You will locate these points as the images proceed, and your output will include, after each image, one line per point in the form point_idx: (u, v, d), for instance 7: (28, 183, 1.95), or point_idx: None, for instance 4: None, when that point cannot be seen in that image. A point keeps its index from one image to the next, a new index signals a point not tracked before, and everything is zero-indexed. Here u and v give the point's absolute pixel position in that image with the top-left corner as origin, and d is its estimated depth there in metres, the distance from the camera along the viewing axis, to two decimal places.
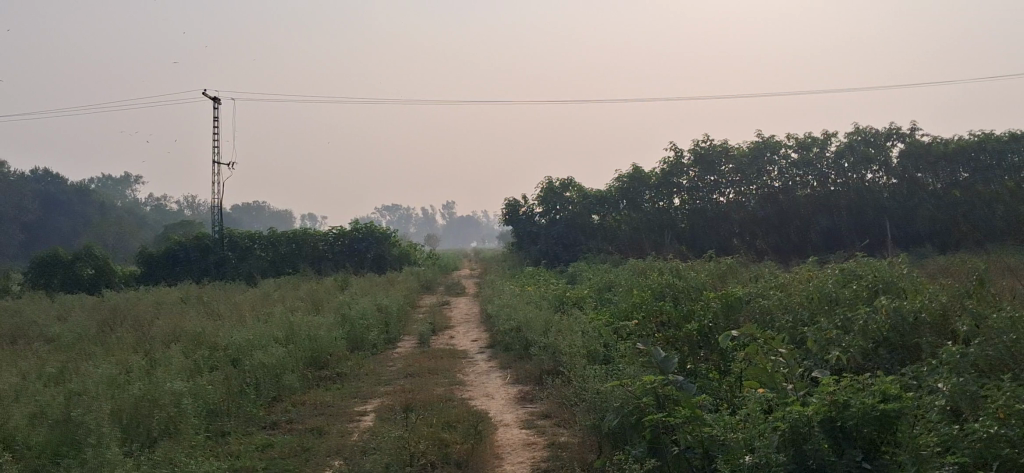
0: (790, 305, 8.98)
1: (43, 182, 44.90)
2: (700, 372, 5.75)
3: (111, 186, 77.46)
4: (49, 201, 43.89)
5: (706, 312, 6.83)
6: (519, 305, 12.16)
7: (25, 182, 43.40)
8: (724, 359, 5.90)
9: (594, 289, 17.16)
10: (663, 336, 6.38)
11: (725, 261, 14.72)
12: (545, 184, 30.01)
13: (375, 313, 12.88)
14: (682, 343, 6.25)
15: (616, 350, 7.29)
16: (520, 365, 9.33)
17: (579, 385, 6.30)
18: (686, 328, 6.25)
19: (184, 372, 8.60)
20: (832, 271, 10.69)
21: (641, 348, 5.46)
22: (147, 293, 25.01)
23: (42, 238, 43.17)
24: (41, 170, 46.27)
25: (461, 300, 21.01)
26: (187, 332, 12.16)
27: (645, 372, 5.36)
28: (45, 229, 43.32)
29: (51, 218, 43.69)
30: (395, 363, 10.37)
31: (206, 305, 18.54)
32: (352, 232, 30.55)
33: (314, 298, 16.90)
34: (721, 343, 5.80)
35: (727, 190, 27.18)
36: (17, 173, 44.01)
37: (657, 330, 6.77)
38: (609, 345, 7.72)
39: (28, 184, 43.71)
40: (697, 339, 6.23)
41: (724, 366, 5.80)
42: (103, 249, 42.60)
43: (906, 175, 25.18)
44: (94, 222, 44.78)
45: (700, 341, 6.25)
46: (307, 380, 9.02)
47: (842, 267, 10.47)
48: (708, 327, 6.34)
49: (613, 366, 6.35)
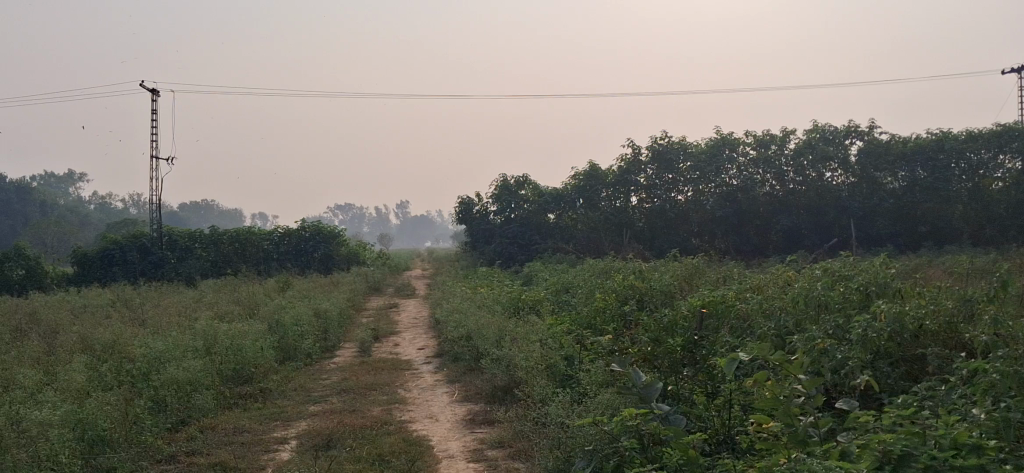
0: (774, 310, 8.00)
1: None
2: (685, 397, 4.77)
3: (54, 184, 74.95)
4: None
5: (684, 322, 5.83)
6: (469, 309, 11.08)
7: None
8: (712, 380, 4.92)
9: (552, 290, 16.17)
10: (639, 354, 5.36)
11: (692, 261, 13.68)
12: (500, 181, 29.18)
13: (310, 318, 11.74)
14: (662, 360, 5.23)
15: (580, 369, 6.26)
16: (470, 379, 8.26)
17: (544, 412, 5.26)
18: (669, 343, 5.24)
19: (76, 390, 7.39)
20: (813, 273, 9.74)
21: (615, 370, 4.45)
22: (79, 295, 23.54)
23: None
24: None
25: (410, 302, 19.90)
26: (101, 339, 10.95)
27: (621, 400, 4.35)
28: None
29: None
30: (329, 376, 9.23)
31: (134, 309, 17.17)
32: (299, 231, 29.21)
33: (252, 302, 15.66)
34: (712, 364, 4.81)
35: (684, 188, 26.29)
36: None
37: (631, 343, 5.76)
38: (571, 361, 6.69)
39: None
40: (680, 356, 5.23)
41: (711, 389, 4.79)
42: (43, 251, 40.68)
43: (863, 174, 24.31)
44: (35, 221, 42.97)
45: (684, 357, 5.24)
46: (224, 400, 7.86)
47: (823, 268, 9.57)
48: (692, 341, 5.36)
49: (579, 390, 5.32)
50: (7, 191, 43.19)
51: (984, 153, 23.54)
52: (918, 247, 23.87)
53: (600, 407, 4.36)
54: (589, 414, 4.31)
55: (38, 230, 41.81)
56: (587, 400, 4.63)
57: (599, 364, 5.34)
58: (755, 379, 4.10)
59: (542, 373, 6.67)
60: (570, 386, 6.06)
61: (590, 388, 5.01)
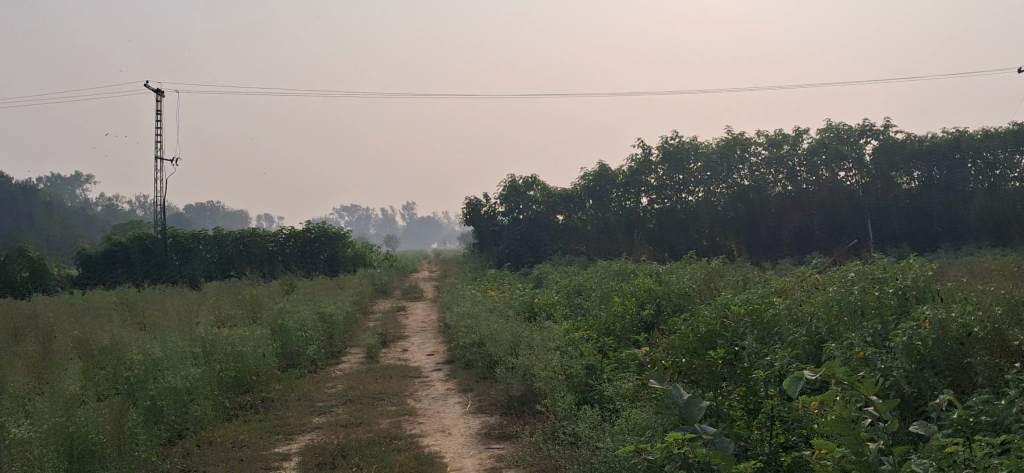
0: (805, 317, 7.51)
1: None
2: (729, 414, 4.34)
3: (61, 186, 74.71)
4: None
5: (721, 329, 5.38)
6: (480, 313, 10.63)
7: None
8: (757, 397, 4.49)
9: (563, 293, 15.75)
10: (675, 368, 4.92)
11: (709, 264, 13.21)
12: (507, 182, 28.64)
13: (315, 322, 11.30)
14: (700, 374, 4.81)
15: (607, 383, 5.84)
16: (484, 388, 7.80)
17: (574, 432, 4.84)
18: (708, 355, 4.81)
19: (68, 401, 7.00)
20: (841, 276, 9.27)
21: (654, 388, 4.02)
22: (82, 297, 23.16)
23: None
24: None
25: (418, 304, 19.46)
26: (97, 344, 10.53)
27: (665, 423, 3.92)
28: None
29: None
30: (335, 385, 8.79)
31: (136, 312, 16.76)
32: (305, 232, 28.74)
33: (255, 305, 15.22)
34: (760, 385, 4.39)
35: (695, 188, 25.69)
36: None
37: (665, 354, 5.31)
38: (596, 375, 6.26)
39: None
40: (720, 371, 4.80)
41: (757, 406, 4.35)
42: (48, 253, 40.33)
43: (879, 173, 23.80)
44: (40, 222, 42.67)
45: (724, 372, 4.81)
46: (225, 412, 7.44)
47: (853, 271, 9.11)
48: (734, 353, 4.93)
49: (609, 409, 4.89)
50: (12, 192, 42.92)
51: (999, 152, 23.14)
52: (933, 247, 23.42)
53: (640, 431, 3.94)
54: (629, 440, 3.88)
55: (44, 232, 41.50)
56: (624, 421, 4.19)
57: (633, 380, 4.91)
58: (816, 401, 3.67)
59: (565, 386, 6.23)
60: (596, 402, 5.64)
61: (624, 407, 4.58)
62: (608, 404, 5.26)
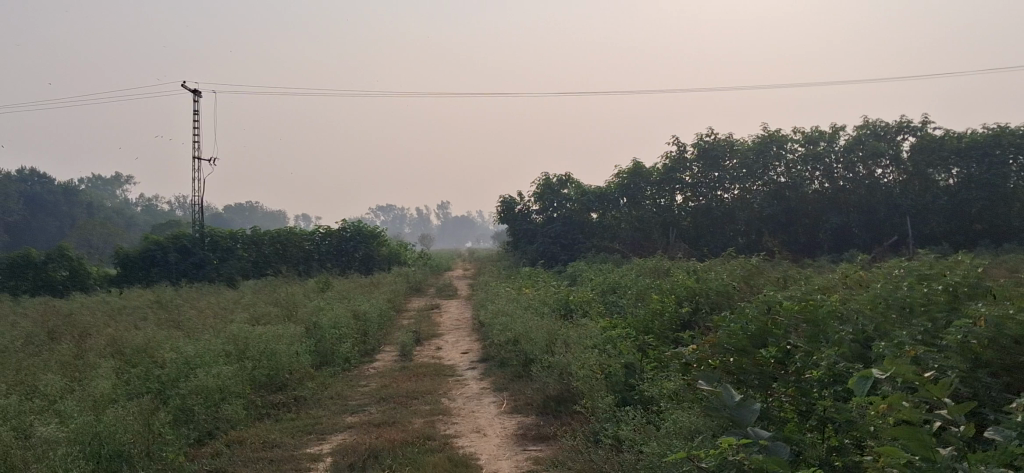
0: (850, 313, 7.26)
1: (30, 182, 43.39)
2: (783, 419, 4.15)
3: (101, 186, 75.61)
4: (35, 202, 42.37)
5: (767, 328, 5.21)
6: (515, 310, 10.48)
7: (11, 183, 41.85)
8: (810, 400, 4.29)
9: (598, 291, 15.56)
10: (725, 371, 4.73)
11: (748, 261, 12.95)
12: (542, 180, 28.67)
13: (349, 320, 11.21)
14: (750, 376, 4.62)
15: (651, 385, 5.65)
16: (519, 387, 7.65)
17: (617, 436, 4.67)
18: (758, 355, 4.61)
19: (99, 401, 6.94)
20: (886, 272, 9.01)
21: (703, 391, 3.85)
22: (120, 296, 23.30)
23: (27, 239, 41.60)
24: (29, 171, 44.79)
25: (452, 303, 19.34)
26: (133, 343, 10.51)
27: (715, 427, 3.76)
28: (30, 235, 41.00)
29: (36, 221, 41.84)
30: (368, 383, 8.67)
31: (172, 311, 16.80)
32: (340, 231, 28.77)
33: (290, 303, 15.20)
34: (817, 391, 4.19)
35: (730, 186, 25.25)
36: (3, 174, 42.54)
37: (709, 353, 5.15)
38: (638, 377, 6.07)
39: (15, 185, 42.16)
40: (770, 371, 4.60)
41: (810, 410, 4.15)
42: (88, 253, 40.78)
43: (915, 170, 23.26)
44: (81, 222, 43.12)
45: (774, 373, 4.61)
46: (258, 411, 7.36)
47: (899, 266, 8.84)
48: (784, 353, 4.73)
49: (655, 414, 4.72)
50: (54, 193, 43.44)
51: None
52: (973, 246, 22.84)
53: (689, 439, 3.76)
54: (677, 448, 3.71)
55: (84, 231, 41.95)
56: (670, 426, 4.03)
57: (680, 382, 4.73)
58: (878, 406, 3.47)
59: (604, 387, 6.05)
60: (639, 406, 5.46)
61: (670, 411, 4.41)
62: (651, 407, 5.10)
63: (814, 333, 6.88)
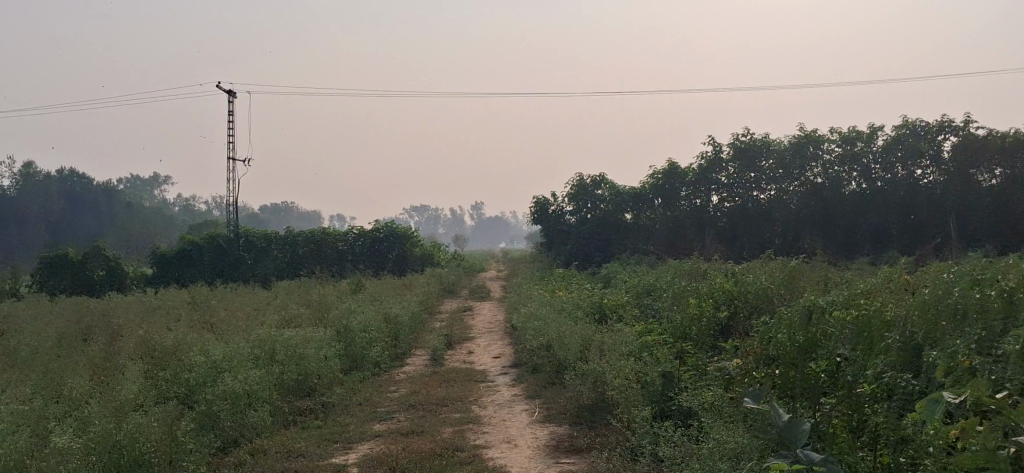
0: (899, 319, 6.93)
1: (71, 182, 43.82)
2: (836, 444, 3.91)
3: (141, 186, 76.44)
4: (76, 202, 42.77)
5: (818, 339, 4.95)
6: (548, 314, 10.23)
7: (53, 183, 42.27)
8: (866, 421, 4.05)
9: (633, 293, 15.27)
10: (774, 384, 4.51)
11: (789, 264, 12.54)
12: (576, 181, 28.47)
13: (380, 323, 11.04)
14: (800, 392, 4.40)
15: (696, 403, 5.42)
16: (552, 394, 7.42)
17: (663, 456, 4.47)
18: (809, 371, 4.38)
19: (123, 407, 6.85)
20: (935, 276, 8.64)
21: (751, 410, 3.64)
22: (155, 296, 23.38)
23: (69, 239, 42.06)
24: (70, 170, 45.20)
25: (485, 305, 19.13)
26: (163, 345, 10.43)
27: (760, 450, 3.56)
28: (72, 235, 41.43)
29: (79, 221, 42.34)
30: (397, 389, 8.48)
31: (205, 311, 16.78)
32: (374, 232, 28.73)
33: (322, 304, 15.09)
34: (872, 417, 3.96)
35: (767, 187, 25.05)
36: (45, 173, 42.97)
37: (753, 365, 4.91)
38: (681, 395, 5.84)
39: (57, 185, 42.59)
40: (820, 386, 4.36)
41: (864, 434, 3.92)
42: (130, 254, 41.20)
43: (957, 170, 22.31)
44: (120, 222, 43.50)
45: (824, 389, 4.38)
46: (284, 417, 7.22)
47: (949, 270, 8.47)
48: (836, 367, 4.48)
49: (699, 434, 4.51)
50: (95, 193, 43.85)
51: None
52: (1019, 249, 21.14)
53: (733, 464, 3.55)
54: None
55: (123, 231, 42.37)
56: (713, 444, 3.81)
57: (728, 400, 4.51)
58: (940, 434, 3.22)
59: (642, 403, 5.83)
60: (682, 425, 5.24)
61: (714, 428, 4.21)
62: (695, 424, 4.89)
63: (859, 343, 6.58)
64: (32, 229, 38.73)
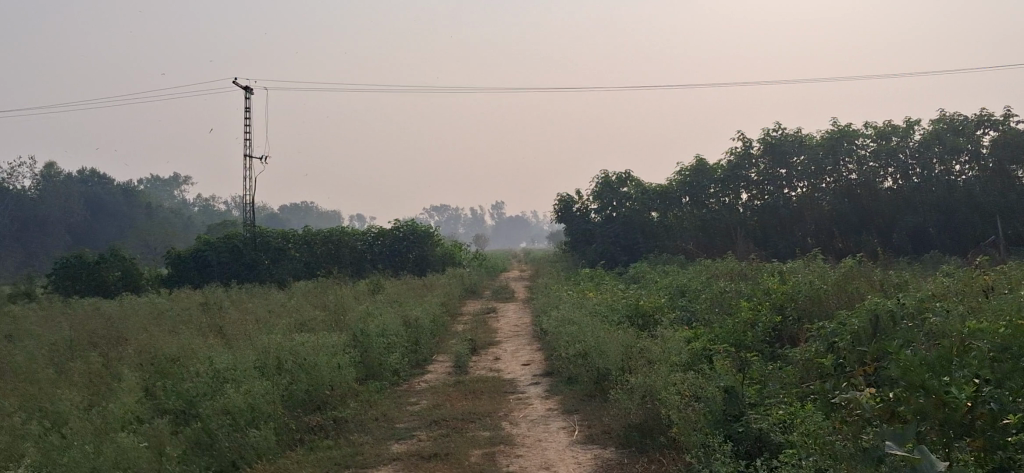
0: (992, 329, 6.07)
1: (92, 184, 43.30)
2: None
3: (161, 188, 76.17)
4: (97, 203, 42.23)
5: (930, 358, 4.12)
6: (582, 317, 9.41)
7: (73, 184, 41.68)
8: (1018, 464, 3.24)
9: (665, 293, 14.41)
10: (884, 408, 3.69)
11: (841, 262, 11.63)
12: (600, 178, 27.59)
13: (399, 327, 10.23)
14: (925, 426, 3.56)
15: (783, 440, 4.61)
16: (592, 410, 6.60)
17: None
18: (932, 401, 3.55)
19: (112, 427, 6.11)
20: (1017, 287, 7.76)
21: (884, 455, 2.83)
22: (170, 297, 22.72)
23: (90, 241, 41.50)
24: (89, 171, 44.64)
25: (510, 307, 18.32)
26: (164, 352, 9.65)
27: None
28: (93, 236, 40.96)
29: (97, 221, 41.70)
30: (418, 402, 7.67)
31: (218, 314, 16.05)
32: (393, 231, 27.97)
33: (338, 307, 14.33)
34: None
35: (797, 183, 23.97)
36: (65, 174, 42.43)
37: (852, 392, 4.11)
38: (753, 422, 5.02)
39: (77, 186, 42.04)
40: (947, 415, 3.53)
41: None
42: (149, 255, 40.63)
43: (998, 166, 21.53)
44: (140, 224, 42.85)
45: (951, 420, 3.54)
46: (292, 436, 6.49)
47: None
48: (961, 392, 3.66)
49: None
50: (116, 195, 43.34)
51: None
52: None
53: None
54: None
55: (142, 235, 41.60)
56: None
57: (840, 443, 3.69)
58: None
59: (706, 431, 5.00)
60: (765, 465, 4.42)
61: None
62: (787, 462, 4.07)
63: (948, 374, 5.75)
64: (51, 231, 38.14)
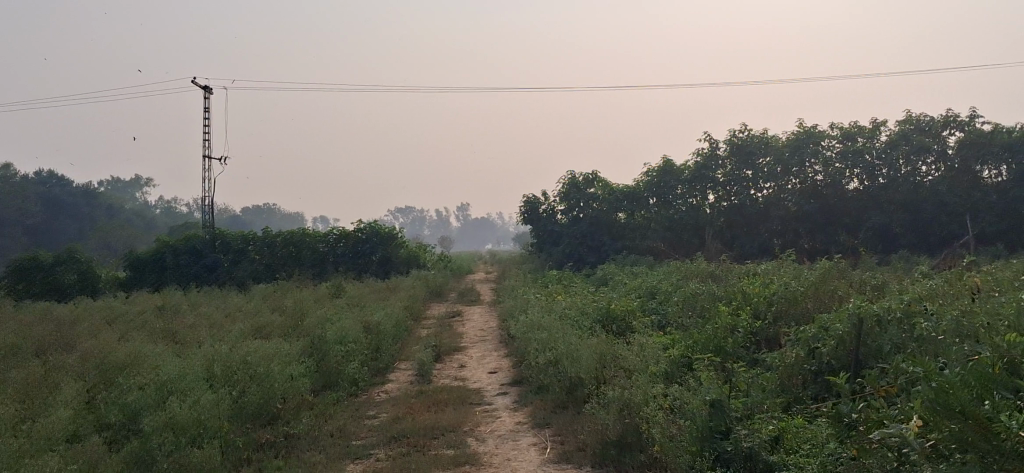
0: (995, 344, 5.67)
1: (51, 185, 42.21)
2: None
3: (124, 189, 74.89)
4: (57, 204, 41.17)
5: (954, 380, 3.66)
6: (552, 323, 8.94)
7: (31, 185, 40.59)
8: None
9: (636, 295, 13.97)
10: None
11: (818, 262, 11.23)
12: (568, 178, 27.12)
13: (358, 333, 9.70)
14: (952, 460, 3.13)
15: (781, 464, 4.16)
16: (564, 423, 6.14)
17: None
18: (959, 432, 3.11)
19: (37, 451, 5.55)
20: (1008, 293, 7.37)
21: None
22: (126, 301, 21.97)
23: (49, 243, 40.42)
24: (48, 172, 43.53)
25: (477, 310, 17.81)
26: (109, 360, 9.06)
27: None
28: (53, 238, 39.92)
29: (56, 223, 40.66)
30: (377, 415, 7.16)
31: (175, 319, 15.41)
32: (357, 232, 27.36)
33: (298, 312, 13.76)
34: None
35: (764, 185, 23.64)
36: (23, 175, 41.30)
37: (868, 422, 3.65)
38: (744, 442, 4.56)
39: (36, 187, 40.92)
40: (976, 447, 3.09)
41: None
42: (110, 257, 39.66)
43: (963, 166, 21.36)
44: (102, 225, 41.83)
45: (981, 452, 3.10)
46: (238, 455, 5.97)
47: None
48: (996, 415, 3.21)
49: None
50: (77, 197, 42.30)
51: None
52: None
53: None
54: None
55: (104, 236, 40.65)
56: None
57: None
58: None
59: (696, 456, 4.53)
60: None
61: None
62: None
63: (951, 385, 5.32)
64: (9, 233, 37.13)
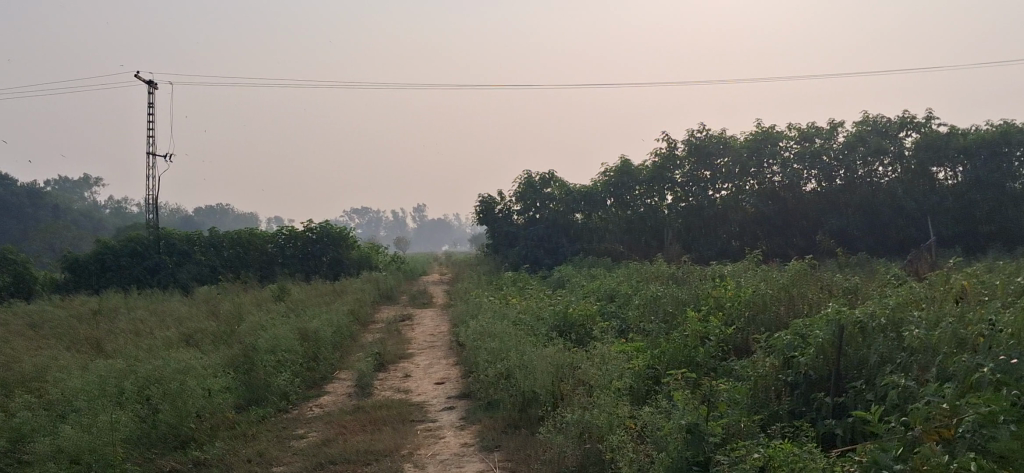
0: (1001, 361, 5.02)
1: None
2: None
3: (71, 189, 72.84)
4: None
5: None
6: (504, 330, 8.17)
7: None
8: None
9: (595, 299, 13.21)
10: None
11: (788, 264, 10.58)
12: (524, 178, 26.23)
13: (293, 342, 8.85)
14: None
15: None
16: (516, 446, 5.40)
17: None
18: None
19: None
20: (996, 300, 6.75)
21: None
22: (60, 304, 20.77)
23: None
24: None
25: (428, 313, 16.93)
26: (12, 372, 8.13)
27: None
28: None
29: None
30: (307, 436, 6.36)
31: (104, 324, 14.36)
32: (307, 233, 26.30)
33: (233, 317, 12.80)
34: None
35: (722, 186, 22.85)
36: None
37: None
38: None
39: None
40: None
41: None
42: (55, 254, 38.15)
43: (916, 168, 21.08)
44: (46, 223, 40.29)
45: None
46: None
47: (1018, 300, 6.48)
48: None
49: None
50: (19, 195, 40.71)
51: None
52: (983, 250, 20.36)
53: None
54: None
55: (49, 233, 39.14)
56: None
57: None
58: None
59: None
60: None
61: None
62: None
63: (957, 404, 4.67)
64: None
